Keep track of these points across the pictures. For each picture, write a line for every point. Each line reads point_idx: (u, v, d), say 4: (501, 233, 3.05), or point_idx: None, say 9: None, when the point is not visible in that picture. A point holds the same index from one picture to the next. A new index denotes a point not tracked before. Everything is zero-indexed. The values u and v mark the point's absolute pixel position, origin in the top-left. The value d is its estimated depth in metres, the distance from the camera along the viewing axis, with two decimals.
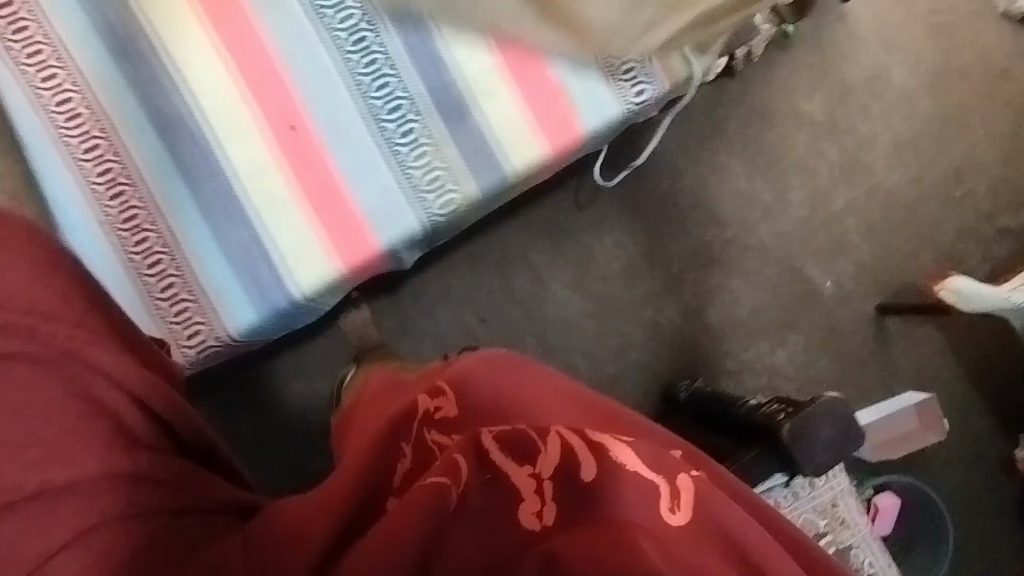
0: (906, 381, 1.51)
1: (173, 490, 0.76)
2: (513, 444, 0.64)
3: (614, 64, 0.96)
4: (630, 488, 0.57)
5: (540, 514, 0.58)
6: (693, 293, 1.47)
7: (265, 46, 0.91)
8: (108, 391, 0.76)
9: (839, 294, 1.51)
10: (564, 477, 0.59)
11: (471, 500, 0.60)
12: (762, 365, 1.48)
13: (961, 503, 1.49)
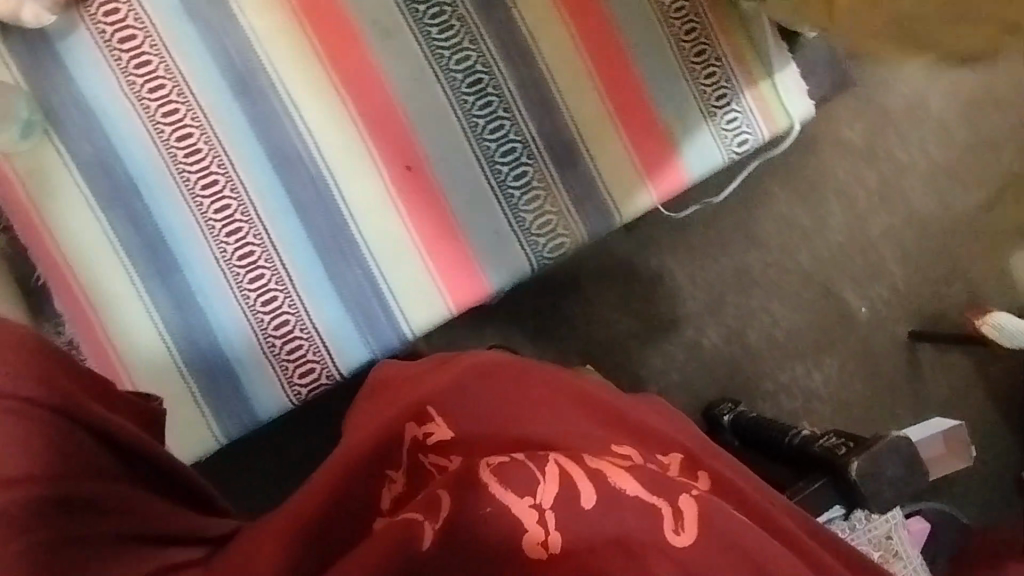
0: (936, 405, 1.54)
1: (124, 520, 0.67)
2: (511, 476, 0.61)
3: (716, 114, 0.95)
4: (632, 514, 0.60)
5: (544, 543, 0.59)
6: (734, 315, 1.49)
7: (384, 87, 0.91)
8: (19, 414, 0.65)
9: (874, 319, 1.53)
10: (565, 507, 0.59)
11: (464, 532, 0.59)
12: (800, 387, 1.50)
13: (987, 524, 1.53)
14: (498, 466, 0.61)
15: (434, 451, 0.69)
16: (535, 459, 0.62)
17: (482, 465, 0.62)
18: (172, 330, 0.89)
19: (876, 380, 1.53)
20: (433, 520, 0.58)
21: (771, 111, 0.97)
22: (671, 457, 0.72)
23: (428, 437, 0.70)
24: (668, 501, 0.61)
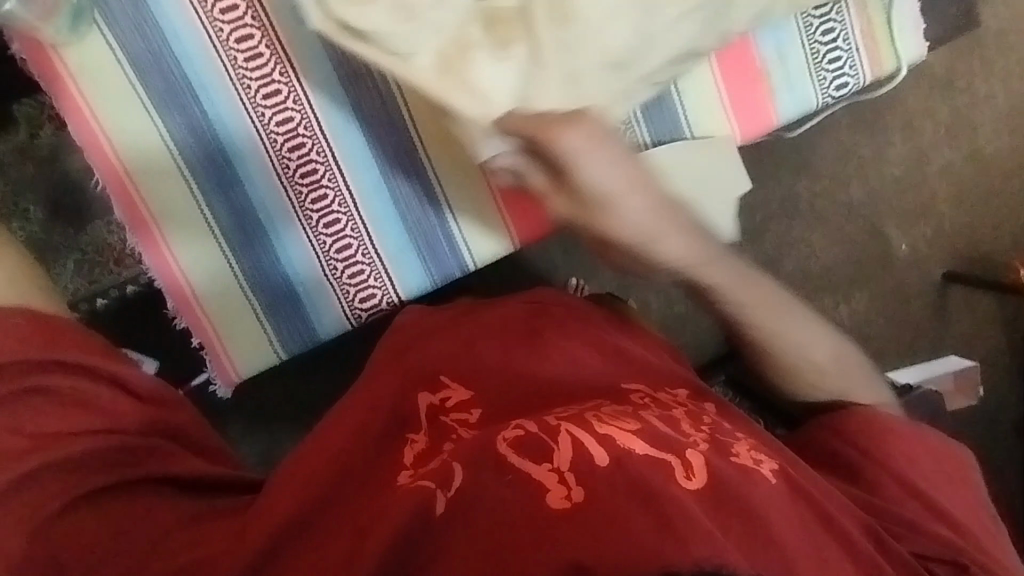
0: (955, 347, 1.55)
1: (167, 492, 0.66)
2: (527, 445, 0.57)
3: (820, 55, 1.06)
4: (649, 470, 0.56)
5: (570, 497, 0.52)
6: (773, 243, 1.46)
7: None
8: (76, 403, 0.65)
9: (912, 257, 1.51)
10: (584, 464, 0.55)
11: (473, 499, 0.54)
12: (824, 319, 1.51)
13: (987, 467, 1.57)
14: (516, 435, 0.59)
15: (453, 410, 0.72)
16: (542, 425, 0.61)
17: (497, 446, 0.58)
18: (230, 240, 0.92)
19: (902, 318, 1.53)
20: (447, 489, 0.56)
21: (880, 55, 1.09)
22: (679, 391, 0.78)
23: (443, 398, 0.73)
24: (674, 454, 0.61)
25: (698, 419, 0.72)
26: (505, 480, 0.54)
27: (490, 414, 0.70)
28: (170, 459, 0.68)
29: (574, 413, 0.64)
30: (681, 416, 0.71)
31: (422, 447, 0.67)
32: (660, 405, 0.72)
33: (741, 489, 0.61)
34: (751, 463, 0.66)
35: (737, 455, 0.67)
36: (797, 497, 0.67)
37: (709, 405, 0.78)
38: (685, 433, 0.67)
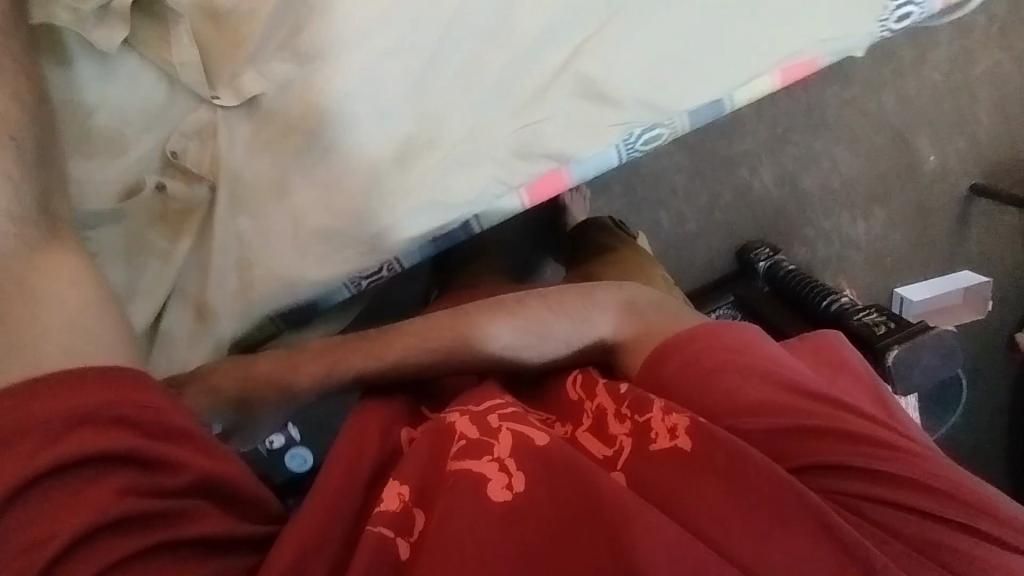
0: (968, 262, 1.53)
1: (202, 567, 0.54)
2: (468, 448, 0.58)
3: None
4: (581, 465, 0.55)
5: (509, 487, 0.55)
6: (793, 157, 1.37)
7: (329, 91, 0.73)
8: (126, 479, 0.52)
9: (941, 170, 1.43)
10: (525, 455, 0.57)
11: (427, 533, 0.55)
12: (839, 234, 1.46)
13: (993, 383, 1.56)
14: (463, 443, 0.59)
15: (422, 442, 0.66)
16: (483, 428, 0.60)
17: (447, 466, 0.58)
18: None
19: (920, 233, 1.48)
20: (410, 531, 0.56)
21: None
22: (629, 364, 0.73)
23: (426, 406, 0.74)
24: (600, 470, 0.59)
25: (617, 395, 0.66)
26: (445, 487, 0.56)
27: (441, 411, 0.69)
28: (204, 521, 0.55)
29: (508, 412, 0.62)
30: (608, 401, 0.67)
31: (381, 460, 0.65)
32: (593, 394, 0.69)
33: (663, 482, 0.57)
34: (666, 442, 0.59)
35: (656, 438, 0.60)
36: (721, 463, 0.57)
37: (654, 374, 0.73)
38: (607, 437, 0.63)
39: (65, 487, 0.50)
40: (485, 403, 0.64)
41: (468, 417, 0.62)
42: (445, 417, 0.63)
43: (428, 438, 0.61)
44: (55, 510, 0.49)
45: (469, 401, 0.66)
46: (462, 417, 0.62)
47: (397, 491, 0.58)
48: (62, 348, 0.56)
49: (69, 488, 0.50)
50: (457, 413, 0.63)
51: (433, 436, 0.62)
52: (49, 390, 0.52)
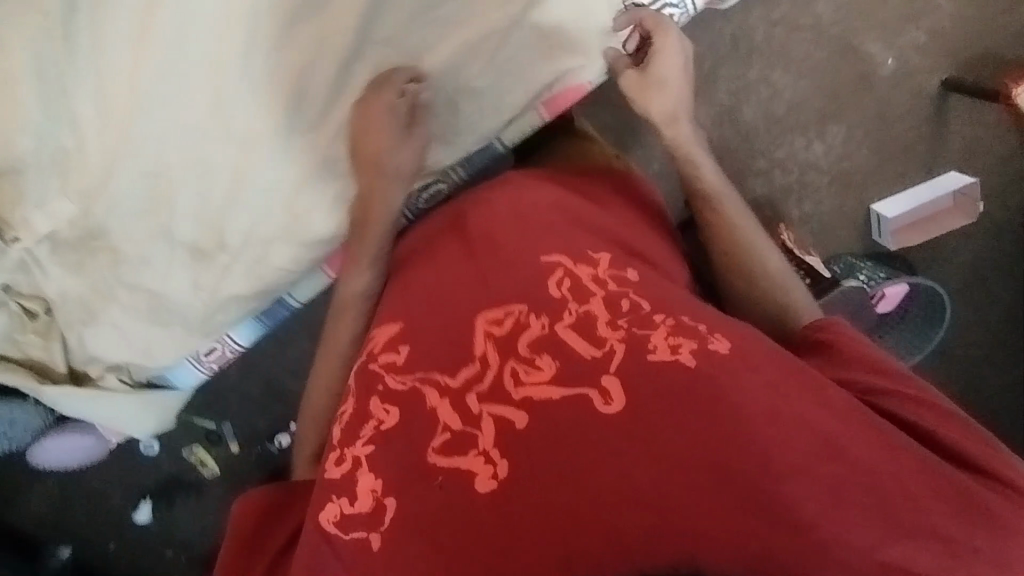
0: (951, 162, 1.37)
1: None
2: (454, 442, 0.65)
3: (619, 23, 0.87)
4: (583, 422, 0.63)
5: (494, 476, 0.62)
6: (727, 90, 1.27)
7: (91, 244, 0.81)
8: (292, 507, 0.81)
9: (901, 71, 1.29)
10: (508, 438, 0.63)
11: (420, 508, 0.64)
12: (795, 161, 1.34)
13: (987, 285, 1.45)
14: (445, 438, 0.65)
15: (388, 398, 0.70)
16: (464, 416, 0.65)
17: (430, 455, 0.65)
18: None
19: (888, 142, 1.34)
20: (381, 523, 0.65)
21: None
22: (600, 258, 0.75)
23: (378, 341, 0.76)
24: (587, 385, 0.65)
25: (615, 308, 0.69)
26: (434, 484, 0.64)
27: (414, 364, 0.71)
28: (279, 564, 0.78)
29: (492, 377, 0.66)
30: (599, 308, 0.69)
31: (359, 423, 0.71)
32: (578, 297, 0.71)
33: (660, 392, 0.64)
34: (667, 359, 0.65)
35: (655, 351, 0.66)
36: (744, 389, 0.64)
37: (633, 270, 0.75)
38: (597, 341, 0.67)
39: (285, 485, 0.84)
40: (460, 376, 0.67)
41: (449, 398, 0.67)
42: (426, 391, 0.68)
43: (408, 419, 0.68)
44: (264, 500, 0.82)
45: (443, 365, 0.69)
46: (441, 401, 0.67)
47: (372, 487, 0.67)
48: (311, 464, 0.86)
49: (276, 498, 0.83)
50: (435, 395, 0.68)
51: (409, 406, 0.68)
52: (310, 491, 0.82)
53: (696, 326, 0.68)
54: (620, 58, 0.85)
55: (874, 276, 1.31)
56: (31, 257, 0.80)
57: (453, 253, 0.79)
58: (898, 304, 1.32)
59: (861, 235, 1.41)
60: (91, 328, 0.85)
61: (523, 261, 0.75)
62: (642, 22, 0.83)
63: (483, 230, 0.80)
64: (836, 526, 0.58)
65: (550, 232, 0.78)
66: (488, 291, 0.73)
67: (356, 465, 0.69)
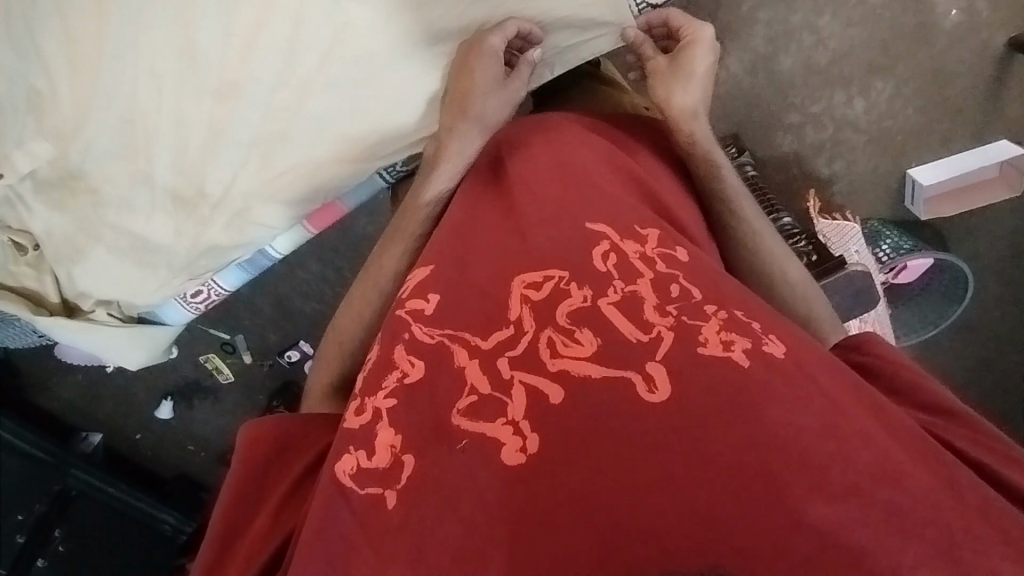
0: (1006, 130, 1.23)
1: (252, 542, 0.58)
2: (481, 409, 0.51)
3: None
4: (621, 410, 0.49)
5: (523, 449, 0.49)
6: (764, 36, 1.16)
7: (51, 180, 0.66)
8: (295, 456, 0.63)
9: (963, 25, 1.16)
10: (540, 414, 0.50)
11: (434, 477, 0.50)
12: (832, 118, 1.22)
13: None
14: (471, 403, 0.51)
15: (412, 349, 0.56)
16: (495, 380, 0.51)
17: (451, 417, 0.51)
18: None
19: (939, 104, 1.21)
20: (398, 481, 0.51)
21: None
22: (649, 234, 0.59)
23: (406, 284, 0.61)
24: (631, 367, 0.50)
25: (665, 293, 0.54)
26: (457, 450, 0.50)
27: (442, 317, 0.57)
28: (277, 530, 0.58)
29: (527, 341, 0.52)
30: (647, 291, 0.54)
31: (369, 374, 0.57)
32: (625, 274, 0.55)
33: (712, 383, 0.49)
34: (722, 355, 0.50)
35: (705, 344, 0.51)
36: (804, 392, 0.49)
37: (686, 249, 0.59)
38: (644, 325, 0.52)
39: (285, 423, 0.64)
40: (493, 335, 0.54)
41: (477, 362, 0.53)
42: (454, 350, 0.54)
43: (438, 373, 0.54)
44: (257, 447, 0.63)
45: (473, 323, 0.55)
46: (471, 363, 0.53)
47: (388, 441, 0.52)
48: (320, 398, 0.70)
49: (269, 446, 0.63)
50: (463, 355, 0.54)
51: (428, 368, 0.54)
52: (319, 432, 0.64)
53: (752, 323, 0.53)
54: (646, 43, 0.71)
55: (898, 247, 1.20)
56: (14, 193, 0.66)
57: (490, 206, 0.64)
58: (919, 277, 1.26)
59: (892, 202, 1.28)
60: (80, 267, 0.70)
61: (562, 224, 0.59)
62: (669, 22, 0.72)
63: (523, 179, 0.63)
64: (895, 555, 0.43)
65: (598, 185, 0.62)
66: (533, 248, 0.58)
67: (371, 420, 0.54)
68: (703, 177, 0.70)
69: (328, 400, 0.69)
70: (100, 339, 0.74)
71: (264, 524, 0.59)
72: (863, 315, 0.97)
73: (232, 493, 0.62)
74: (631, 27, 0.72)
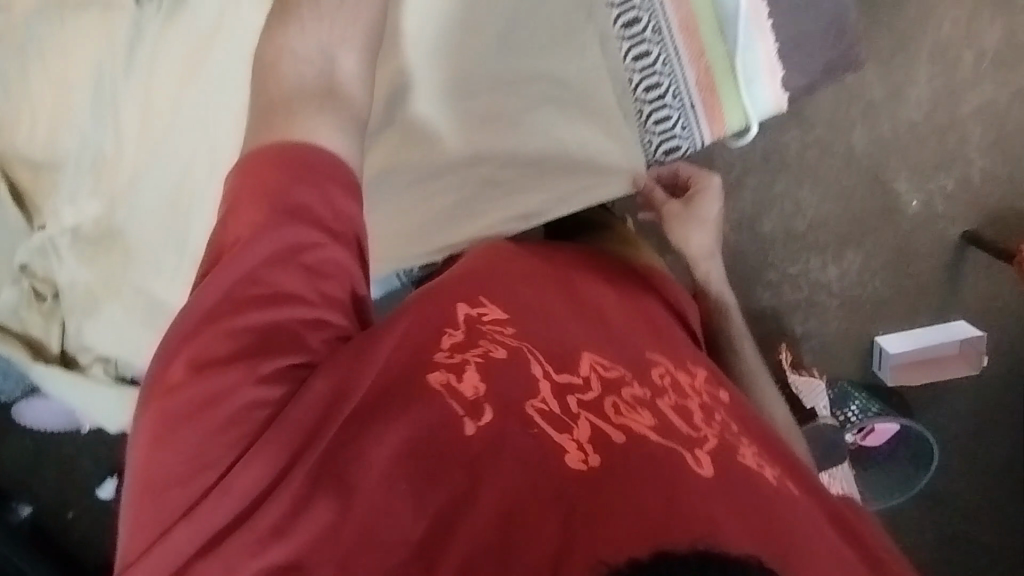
0: (963, 309, 1.34)
1: (261, 353, 0.50)
2: (555, 416, 0.50)
3: (648, 148, 0.81)
4: (674, 465, 0.46)
5: (585, 461, 0.46)
6: (752, 199, 1.23)
7: (85, 236, 0.67)
8: (303, 239, 0.51)
9: (925, 214, 1.26)
10: (604, 443, 0.48)
11: (507, 441, 0.48)
12: (808, 279, 1.30)
13: (982, 441, 1.41)
14: (541, 410, 0.51)
15: (498, 331, 0.58)
16: (564, 407, 0.51)
17: (525, 406, 0.50)
18: None
19: (903, 279, 1.31)
20: (479, 416, 0.50)
21: (721, 111, 0.81)
22: (698, 372, 0.63)
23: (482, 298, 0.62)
24: (683, 445, 0.49)
25: (710, 414, 0.56)
26: (529, 429, 0.49)
27: (528, 334, 0.58)
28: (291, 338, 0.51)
29: (596, 391, 0.53)
30: (695, 408, 0.55)
31: (461, 338, 0.57)
32: (678, 391, 0.57)
33: (756, 483, 0.49)
34: (757, 469, 0.51)
35: (744, 455, 0.52)
36: (824, 530, 0.50)
37: (727, 392, 0.63)
38: (693, 423, 0.53)
39: (289, 173, 0.51)
40: (565, 374, 0.54)
41: (551, 384, 0.53)
42: (531, 363, 0.55)
43: (517, 365, 0.54)
44: (255, 192, 0.51)
45: (552, 351, 0.56)
46: (545, 381, 0.53)
47: (473, 381, 0.53)
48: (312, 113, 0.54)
49: (268, 203, 0.51)
50: (540, 371, 0.54)
51: (513, 358, 0.55)
52: (322, 199, 0.52)
53: (775, 464, 0.55)
54: (658, 188, 0.77)
55: (867, 409, 1.26)
56: (50, 245, 0.67)
57: (560, 277, 0.68)
58: (886, 443, 1.31)
59: (862, 363, 1.36)
60: (92, 321, 0.71)
61: (619, 331, 0.63)
62: (678, 173, 0.80)
63: (591, 282, 0.69)
64: None
65: (651, 317, 0.68)
66: (595, 335, 0.60)
67: (455, 368, 0.54)
68: (712, 326, 0.79)
69: (309, 95, 0.55)
70: (90, 392, 0.75)
71: (271, 320, 0.51)
72: (833, 470, 0.99)
73: (223, 244, 0.51)
74: (643, 175, 0.76)
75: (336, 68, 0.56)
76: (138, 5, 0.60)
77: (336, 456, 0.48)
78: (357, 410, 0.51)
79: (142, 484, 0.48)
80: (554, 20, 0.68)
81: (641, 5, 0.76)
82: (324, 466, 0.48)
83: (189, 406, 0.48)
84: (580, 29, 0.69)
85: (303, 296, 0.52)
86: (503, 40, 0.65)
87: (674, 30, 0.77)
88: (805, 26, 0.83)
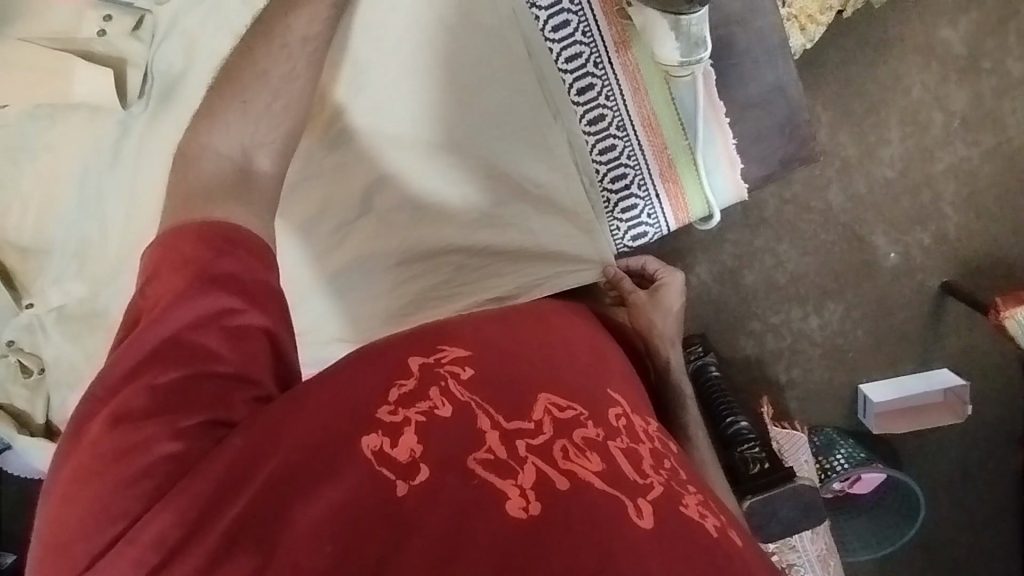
0: (946, 360, 1.35)
1: (180, 409, 0.48)
2: (499, 466, 0.45)
3: (618, 232, 0.85)
4: (610, 521, 0.42)
5: (525, 510, 0.42)
6: (732, 253, 1.25)
7: (70, 315, 0.70)
8: (221, 313, 0.50)
9: (903, 267, 1.28)
10: (549, 496, 0.43)
11: (442, 497, 0.43)
12: (790, 329, 1.31)
13: (968, 488, 1.41)
14: (485, 459, 0.45)
15: (449, 378, 0.52)
16: (512, 449, 0.46)
17: (468, 456, 0.45)
18: None
19: (884, 330, 1.32)
20: (412, 478, 0.44)
21: (683, 201, 0.83)
22: (652, 423, 0.58)
23: (439, 346, 0.56)
24: (626, 495, 0.45)
25: (659, 459, 0.51)
26: (469, 483, 0.44)
27: (481, 383, 0.52)
28: (217, 397, 0.49)
29: (547, 436, 0.48)
30: (646, 453, 0.51)
31: (411, 387, 0.50)
32: (631, 433, 0.53)
33: (701, 537, 0.44)
34: (699, 520, 0.46)
35: (687, 505, 0.46)
36: None
37: (676, 443, 0.58)
38: (640, 470, 0.48)
39: (209, 249, 0.52)
40: (517, 419, 0.49)
41: (499, 433, 0.47)
42: (478, 413, 0.49)
43: (465, 415, 0.48)
44: (179, 265, 0.51)
45: (506, 400, 0.51)
46: (494, 429, 0.48)
47: (409, 443, 0.46)
48: (220, 198, 0.56)
49: (187, 273, 0.50)
50: (488, 420, 0.48)
51: (459, 414, 0.49)
52: (234, 287, 0.51)
53: (719, 513, 0.50)
54: (625, 277, 0.78)
55: (853, 458, 1.26)
56: (37, 322, 0.71)
57: (527, 325, 0.63)
58: (873, 490, 1.30)
59: (846, 413, 1.36)
60: (74, 396, 0.73)
61: (581, 373, 0.58)
62: (646, 267, 0.83)
63: (564, 328, 0.66)
64: None
65: (619, 369, 0.64)
66: (551, 377, 0.56)
67: (400, 424, 0.47)
68: (670, 399, 0.78)
69: (223, 179, 0.58)
70: None
71: (197, 380, 0.49)
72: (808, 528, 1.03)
73: (156, 303, 0.50)
74: (613, 264, 0.79)
75: (253, 165, 0.60)
76: (124, 106, 0.66)
77: (246, 518, 0.43)
78: (273, 474, 0.45)
79: (50, 547, 0.45)
80: (522, 122, 0.75)
81: (605, 104, 0.80)
82: (238, 528, 0.42)
83: (102, 462, 0.46)
84: (549, 129, 0.76)
85: (217, 362, 0.49)
86: (472, 133, 0.73)
87: (637, 126, 0.80)
88: (761, 121, 0.83)
